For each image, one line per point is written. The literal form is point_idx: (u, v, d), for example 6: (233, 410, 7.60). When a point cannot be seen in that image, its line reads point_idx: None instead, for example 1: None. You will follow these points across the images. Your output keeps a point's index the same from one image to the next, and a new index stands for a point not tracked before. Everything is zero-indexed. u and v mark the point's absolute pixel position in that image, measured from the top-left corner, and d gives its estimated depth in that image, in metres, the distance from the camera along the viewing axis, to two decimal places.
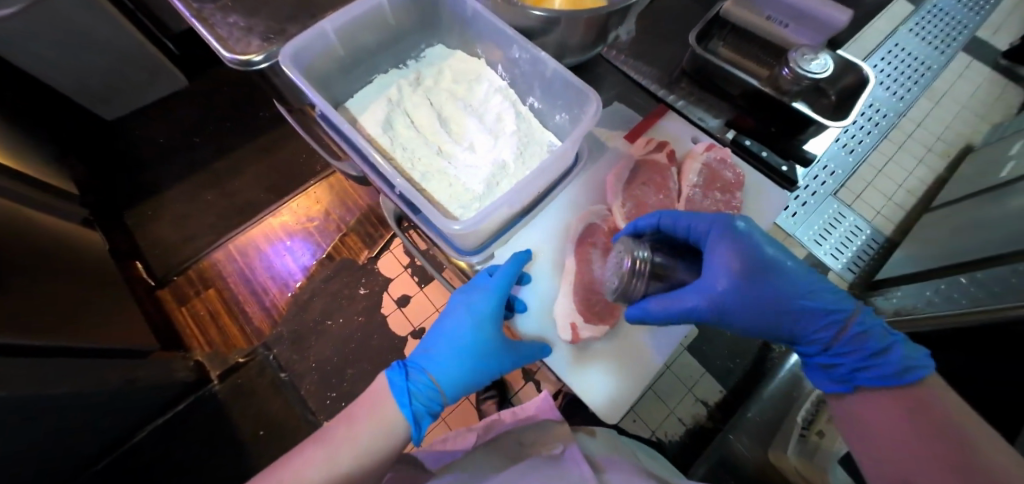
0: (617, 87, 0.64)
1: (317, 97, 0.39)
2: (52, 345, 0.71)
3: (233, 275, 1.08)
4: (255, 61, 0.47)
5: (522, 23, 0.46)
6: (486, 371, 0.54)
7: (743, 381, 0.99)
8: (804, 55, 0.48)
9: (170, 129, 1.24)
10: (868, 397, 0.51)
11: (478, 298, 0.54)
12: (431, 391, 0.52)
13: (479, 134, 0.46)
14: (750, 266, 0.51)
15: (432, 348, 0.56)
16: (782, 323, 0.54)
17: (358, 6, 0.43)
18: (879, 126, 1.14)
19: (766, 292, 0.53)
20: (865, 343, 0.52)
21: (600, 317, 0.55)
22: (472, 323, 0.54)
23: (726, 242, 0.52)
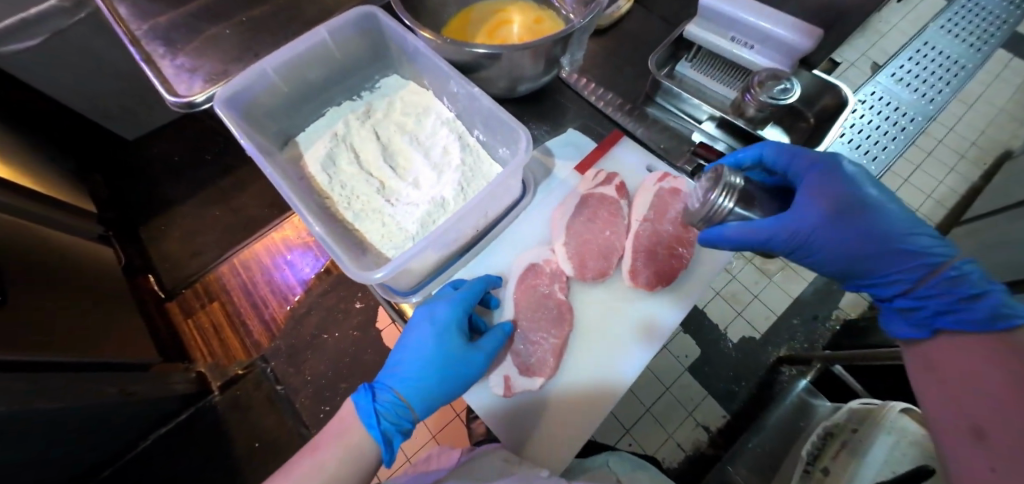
0: (582, 113, 0.62)
1: (247, 143, 0.41)
2: (53, 360, 0.76)
3: (235, 288, 1.11)
4: (198, 101, 0.49)
5: (459, 59, 0.45)
6: (453, 381, 0.50)
7: (748, 404, 0.92)
8: (767, 81, 0.48)
9: (182, 147, 1.30)
10: (950, 345, 0.45)
11: (441, 308, 0.51)
12: (400, 409, 0.50)
13: (423, 170, 0.46)
14: (844, 201, 0.48)
15: (398, 364, 0.53)
16: (867, 260, 0.49)
17: (298, 46, 0.44)
18: (907, 131, 0.95)
19: (857, 228, 0.48)
20: (956, 288, 0.45)
21: (536, 370, 0.52)
22: (434, 338, 0.50)
23: (824, 177, 0.50)
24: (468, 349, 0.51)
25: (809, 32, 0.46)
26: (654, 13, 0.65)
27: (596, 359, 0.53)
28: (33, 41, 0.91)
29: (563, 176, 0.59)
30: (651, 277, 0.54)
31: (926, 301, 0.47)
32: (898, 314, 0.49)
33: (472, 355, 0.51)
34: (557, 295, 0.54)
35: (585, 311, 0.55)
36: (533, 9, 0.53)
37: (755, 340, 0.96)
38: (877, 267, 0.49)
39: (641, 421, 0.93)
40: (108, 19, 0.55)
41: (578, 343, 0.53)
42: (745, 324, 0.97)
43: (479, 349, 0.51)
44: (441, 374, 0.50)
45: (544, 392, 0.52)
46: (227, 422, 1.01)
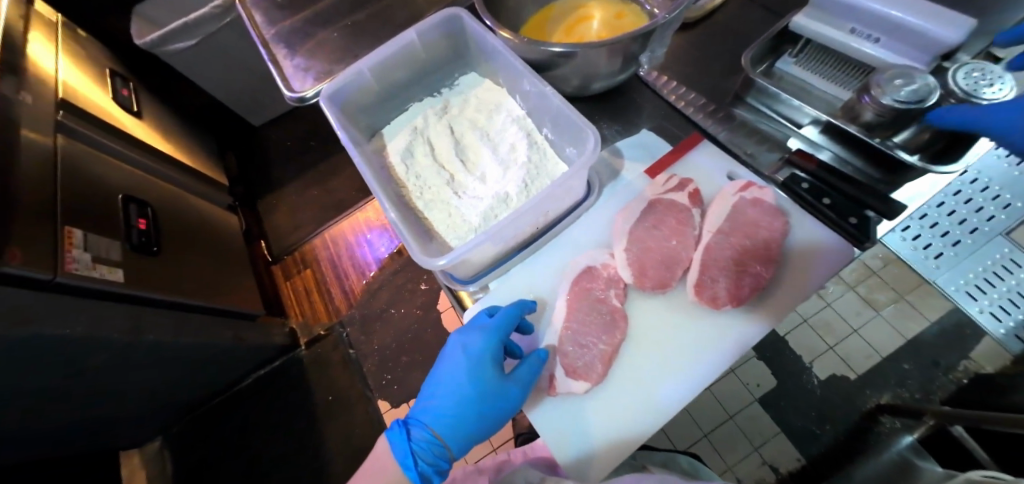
0: (657, 113, 0.59)
1: (341, 134, 0.45)
2: (179, 302, 0.91)
3: (325, 260, 1.24)
4: (308, 96, 0.53)
5: (537, 57, 0.46)
6: (487, 415, 0.53)
7: (832, 450, 0.83)
8: (893, 81, 0.40)
9: (295, 131, 1.48)
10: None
11: (474, 339, 0.52)
12: (435, 447, 0.55)
13: (490, 165, 0.48)
14: None
15: (432, 398, 0.57)
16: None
17: (390, 47, 0.48)
18: None
19: None
20: None
21: (583, 373, 0.51)
22: (469, 369, 0.53)
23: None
24: (502, 381, 0.52)
25: (959, 23, 0.38)
26: (752, 6, 0.60)
27: (646, 381, 0.50)
28: (189, 42, 1.10)
29: (631, 178, 0.57)
30: (718, 294, 0.50)
31: None
32: None
33: (504, 388, 0.51)
34: (612, 301, 0.53)
35: (641, 321, 0.52)
36: (615, 5, 0.52)
37: (849, 380, 0.85)
38: None
39: (698, 444, 0.89)
40: (246, 25, 0.64)
41: (620, 373, 0.51)
42: (837, 360, 0.86)
43: (512, 382, 0.51)
44: (478, 409, 0.53)
45: (584, 408, 0.51)
46: (308, 375, 1.14)
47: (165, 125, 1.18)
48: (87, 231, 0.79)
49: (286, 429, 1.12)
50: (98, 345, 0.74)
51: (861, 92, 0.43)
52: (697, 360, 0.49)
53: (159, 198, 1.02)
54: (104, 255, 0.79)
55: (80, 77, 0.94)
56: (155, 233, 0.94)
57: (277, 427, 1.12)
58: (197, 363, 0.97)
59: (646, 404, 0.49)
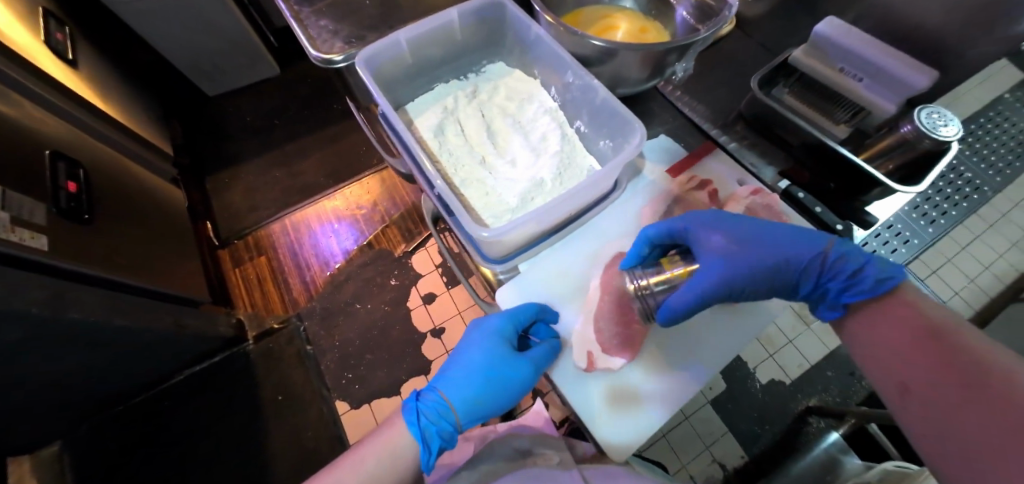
0: (667, 124, 0.65)
1: (381, 98, 0.44)
2: (112, 280, 0.80)
3: (284, 247, 1.16)
4: (336, 60, 0.52)
5: (581, 52, 0.49)
6: (499, 383, 0.54)
7: (772, 449, 0.91)
8: (929, 117, 0.45)
9: (258, 109, 1.38)
10: (882, 314, 0.43)
11: (490, 318, 0.57)
12: (442, 409, 0.53)
13: (522, 150, 0.49)
14: (734, 238, 0.51)
15: (447, 369, 0.58)
16: (774, 273, 0.50)
17: (432, 21, 0.48)
18: (968, 201, 0.98)
19: (756, 259, 0.50)
20: (844, 266, 0.46)
21: (619, 350, 0.54)
22: (483, 343, 0.56)
23: (706, 228, 0.52)
24: (514, 354, 0.54)
25: (928, 73, 0.45)
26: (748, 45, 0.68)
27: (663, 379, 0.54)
28: None
29: (654, 178, 0.61)
30: None
31: (830, 283, 0.48)
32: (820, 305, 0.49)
33: (516, 361, 0.54)
34: None
35: None
36: (641, 19, 0.57)
37: (785, 385, 0.94)
38: (789, 277, 0.50)
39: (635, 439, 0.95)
40: None
41: (641, 363, 0.55)
42: (776, 366, 0.95)
43: (525, 356, 0.54)
44: (487, 375, 0.54)
45: (610, 384, 0.53)
46: (257, 370, 1.05)
47: (104, 80, 1.04)
48: (6, 187, 0.66)
49: (223, 430, 1.01)
50: (12, 320, 0.63)
51: (901, 123, 0.47)
52: (702, 355, 0.55)
53: (94, 158, 0.90)
54: (24, 218, 0.67)
55: (3, 10, 0.79)
56: (87, 199, 0.81)
57: (213, 426, 1.01)
58: (126, 350, 0.85)
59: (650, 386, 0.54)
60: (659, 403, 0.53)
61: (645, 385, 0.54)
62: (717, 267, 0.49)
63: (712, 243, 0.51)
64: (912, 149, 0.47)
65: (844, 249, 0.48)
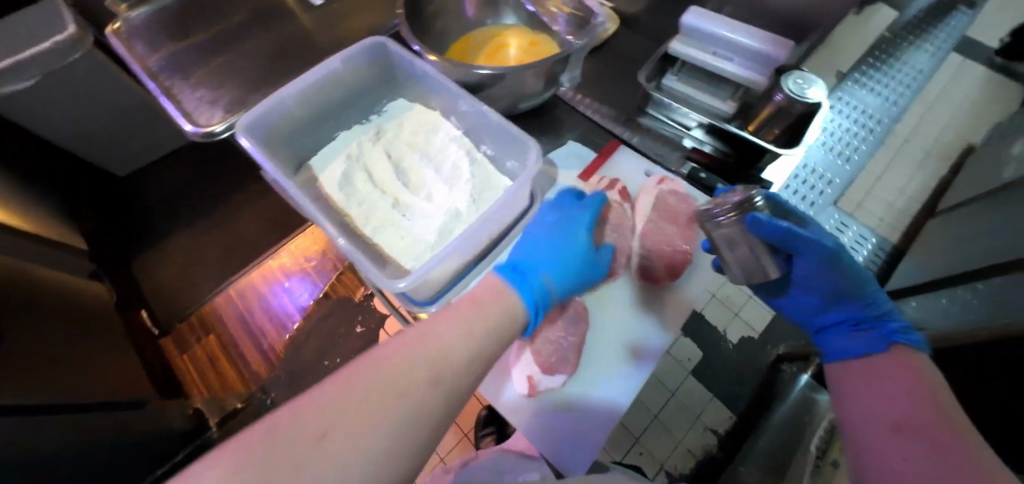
0: (578, 127, 0.71)
1: (269, 163, 0.46)
2: (29, 404, 0.72)
3: (232, 318, 1.05)
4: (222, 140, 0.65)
5: (469, 79, 0.52)
6: (583, 273, 0.60)
7: (755, 404, 0.91)
8: (795, 81, 0.49)
9: (174, 183, 1.28)
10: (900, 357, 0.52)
11: (564, 214, 0.63)
12: (545, 290, 0.56)
13: (434, 184, 0.51)
14: (837, 245, 0.59)
15: (531, 235, 0.62)
16: (844, 288, 0.59)
17: (316, 74, 0.51)
18: (873, 133, 1.14)
19: (846, 270, 0.58)
20: (896, 319, 0.57)
21: (556, 367, 0.60)
22: (551, 211, 0.63)
23: (820, 229, 0.61)
24: (590, 241, 0.60)
25: (784, 45, 0.49)
26: (637, 40, 0.73)
27: (603, 388, 0.60)
28: (28, 82, 0.95)
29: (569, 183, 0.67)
30: (657, 274, 0.64)
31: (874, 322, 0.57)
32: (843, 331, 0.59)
33: (595, 259, 0.60)
34: (573, 298, 0.62)
35: (597, 313, 0.63)
36: (528, 33, 0.65)
37: (755, 340, 0.96)
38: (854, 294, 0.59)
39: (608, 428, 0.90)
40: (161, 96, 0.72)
41: (583, 377, 0.60)
42: (743, 324, 0.98)
43: (601, 253, 0.61)
44: (563, 242, 0.59)
45: (558, 395, 0.60)
46: None
47: None
48: None
49: None
50: None
51: (774, 93, 0.51)
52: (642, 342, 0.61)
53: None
54: None
55: None
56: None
57: None
58: None
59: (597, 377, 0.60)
60: (597, 414, 0.59)
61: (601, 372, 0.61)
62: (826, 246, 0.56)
63: (824, 235, 0.59)
64: (789, 113, 0.51)
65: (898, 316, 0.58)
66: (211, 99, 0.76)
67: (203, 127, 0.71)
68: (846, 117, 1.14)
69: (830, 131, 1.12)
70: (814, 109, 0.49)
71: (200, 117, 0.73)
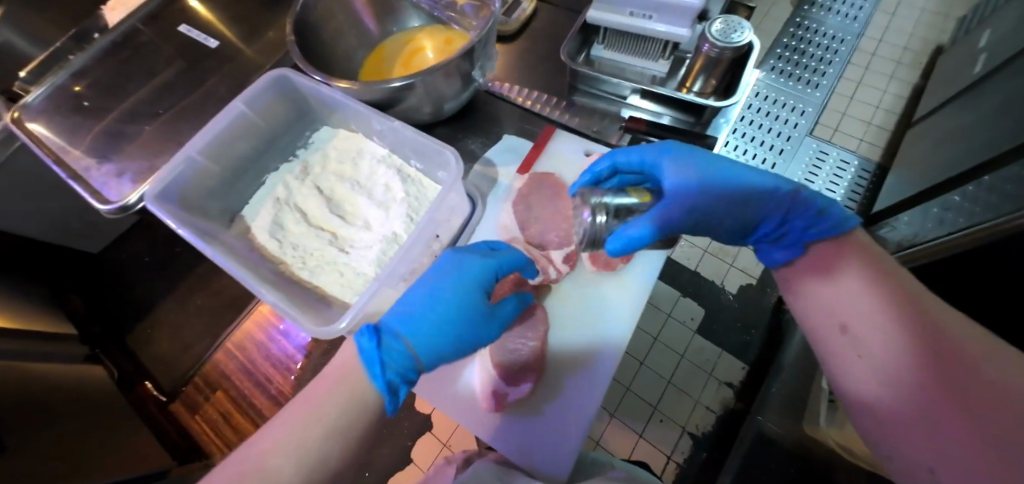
0: (513, 118, 0.71)
1: (181, 227, 0.55)
2: None
3: (236, 371, 0.97)
4: (130, 202, 0.70)
5: (373, 96, 0.60)
6: (463, 342, 0.51)
7: (762, 350, 0.91)
8: (717, 32, 0.53)
9: None
10: (827, 257, 0.48)
11: (445, 276, 0.54)
12: (408, 360, 0.47)
13: (369, 211, 0.62)
14: (702, 170, 0.54)
15: (399, 306, 0.51)
16: (742, 207, 0.53)
17: (224, 119, 0.61)
18: (838, 53, 1.11)
19: (724, 191, 0.53)
20: (809, 203, 0.50)
21: (520, 378, 0.59)
22: (448, 273, 0.53)
23: (676, 162, 0.56)
24: (490, 310, 0.54)
25: None
26: (554, 26, 0.76)
27: (569, 391, 0.60)
28: None
29: (508, 181, 0.68)
30: (611, 259, 0.65)
31: (789, 224, 0.51)
32: (769, 246, 0.54)
33: (495, 318, 0.54)
34: (528, 298, 0.63)
35: (556, 307, 0.64)
36: (444, 33, 0.71)
37: (753, 286, 0.94)
38: (750, 209, 0.53)
39: (624, 400, 0.89)
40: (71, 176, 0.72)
41: (548, 385, 0.61)
42: (740, 273, 0.95)
43: (499, 312, 0.55)
44: (455, 327, 0.50)
45: (528, 400, 0.60)
46: None
47: None
48: None
49: None
50: None
51: (700, 42, 0.55)
52: (603, 323, 0.62)
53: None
54: None
55: None
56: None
57: None
58: None
59: (565, 367, 0.61)
60: (561, 423, 0.60)
61: (570, 366, 0.61)
62: (683, 192, 0.53)
63: (682, 171, 0.55)
64: (719, 61, 0.55)
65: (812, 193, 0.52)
66: (120, 170, 0.75)
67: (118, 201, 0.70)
68: (806, 41, 1.11)
69: (790, 59, 1.08)
70: (739, 50, 0.53)
71: (110, 191, 0.72)
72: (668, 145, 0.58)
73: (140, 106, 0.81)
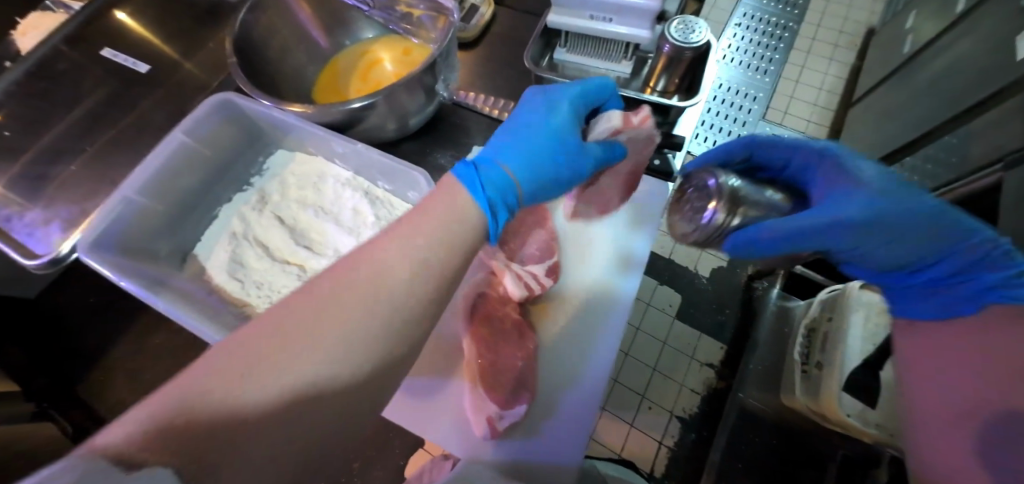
0: (481, 129, 0.69)
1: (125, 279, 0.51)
2: None
3: None
4: (64, 252, 0.65)
5: (331, 118, 0.58)
6: (559, 166, 0.50)
7: (739, 327, 0.90)
8: (676, 32, 0.55)
9: None
10: (1008, 325, 0.40)
11: (541, 97, 0.53)
12: (507, 181, 0.46)
13: (339, 238, 0.60)
14: (877, 184, 0.44)
15: (500, 140, 0.51)
16: (907, 240, 0.44)
17: (164, 154, 0.58)
18: (780, 39, 1.15)
19: (901, 214, 0.43)
20: (1000, 265, 0.42)
21: (512, 399, 0.58)
22: (549, 110, 0.52)
23: (836, 169, 0.47)
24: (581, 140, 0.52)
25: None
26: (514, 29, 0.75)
27: (567, 404, 0.60)
28: None
29: None
30: None
31: (969, 275, 0.44)
32: (922, 297, 0.47)
33: (584, 159, 0.52)
34: (512, 315, 0.63)
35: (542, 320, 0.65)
36: (402, 43, 0.69)
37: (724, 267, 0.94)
38: (921, 250, 0.44)
39: (613, 391, 0.88)
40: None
41: (546, 399, 0.61)
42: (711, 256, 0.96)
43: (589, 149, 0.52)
44: (553, 155, 0.49)
45: (528, 418, 0.60)
46: None
47: None
48: None
49: None
50: None
51: (659, 44, 0.57)
52: (592, 326, 0.64)
53: None
54: None
55: None
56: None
57: None
58: None
59: (562, 379, 0.62)
60: (566, 431, 0.60)
61: (564, 376, 0.62)
62: (846, 208, 0.43)
63: (850, 182, 0.45)
64: (681, 60, 0.57)
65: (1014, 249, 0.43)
66: (47, 217, 0.68)
67: (48, 253, 0.64)
68: (752, 28, 1.14)
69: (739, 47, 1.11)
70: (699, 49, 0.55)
71: (36, 242, 0.66)
72: (834, 149, 0.48)
73: (72, 140, 0.75)
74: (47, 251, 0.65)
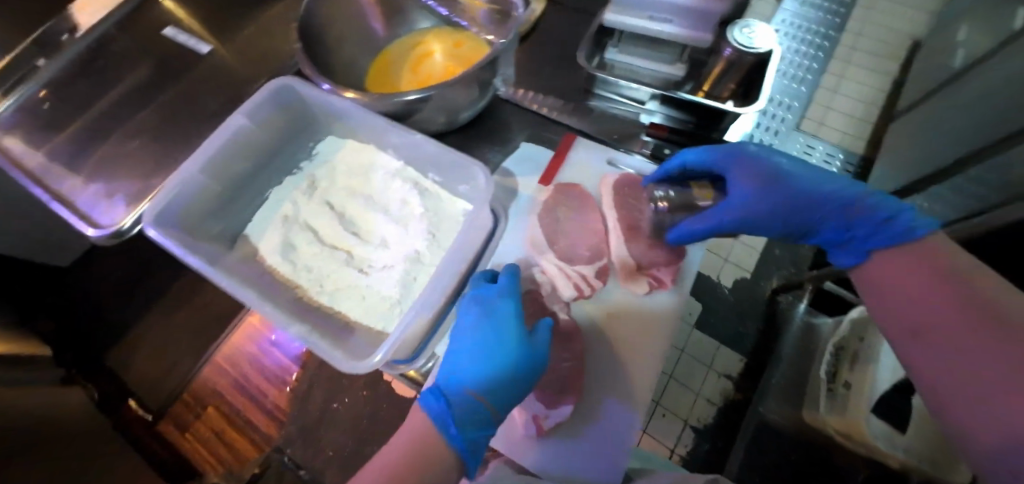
0: (525, 124, 0.72)
1: (190, 256, 0.52)
2: None
3: (228, 388, 0.91)
4: (126, 227, 0.65)
5: (391, 107, 0.58)
6: (515, 361, 0.52)
7: (760, 339, 0.90)
8: (736, 37, 0.55)
9: None
10: (883, 260, 0.44)
11: (493, 313, 0.55)
12: (479, 413, 0.48)
13: (388, 228, 0.60)
14: (764, 174, 0.53)
15: (459, 364, 0.53)
16: (805, 208, 0.52)
17: (225, 135, 0.59)
18: (820, 49, 1.12)
19: (791, 192, 0.52)
20: (874, 213, 0.47)
21: (557, 399, 0.59)
22: (489, 314, 0.54)
23: (741, 165, 0.56)
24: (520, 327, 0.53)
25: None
26: (559, 29, 0.76)
27: (608, 411, 0.60)
28: None
29: (530, 192, 0.68)
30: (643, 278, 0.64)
31: (852, 229, 0.48)
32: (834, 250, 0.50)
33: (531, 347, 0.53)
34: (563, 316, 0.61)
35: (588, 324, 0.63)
36: (455, 35, 0.70)
37: (747, 278, 0.93)
38: (812, 213, 0.51)
39: None
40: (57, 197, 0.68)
41: (587, 404, 0.60)
42: (735, 267, 0.94)
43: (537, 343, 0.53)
44: (496, 347, 0.52)
45: (570, 424, 0.59)
46: None
47: None
48: None
49: None
50: None
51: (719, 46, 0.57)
52: (637, 334, 0.62)
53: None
54: None
55: None
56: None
57: None
58: None
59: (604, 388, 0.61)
60: (606, 440, 0.59)
61: (605, 382, 0.61)
62: (740, 196, 0.54)
63: (745, 177, 0.54)
64: (741, 64, 0.57)
65: (885, 203, 0.47)
66: (110, 191, 0.70)
67: (110, 226, 0.65)
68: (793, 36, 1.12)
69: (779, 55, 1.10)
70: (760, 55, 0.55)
71: (101, 215, 0.67)
72: (734, 153, 0.57)
73: (122, 117, 0.77)
74: (110, 224, 0.66)
